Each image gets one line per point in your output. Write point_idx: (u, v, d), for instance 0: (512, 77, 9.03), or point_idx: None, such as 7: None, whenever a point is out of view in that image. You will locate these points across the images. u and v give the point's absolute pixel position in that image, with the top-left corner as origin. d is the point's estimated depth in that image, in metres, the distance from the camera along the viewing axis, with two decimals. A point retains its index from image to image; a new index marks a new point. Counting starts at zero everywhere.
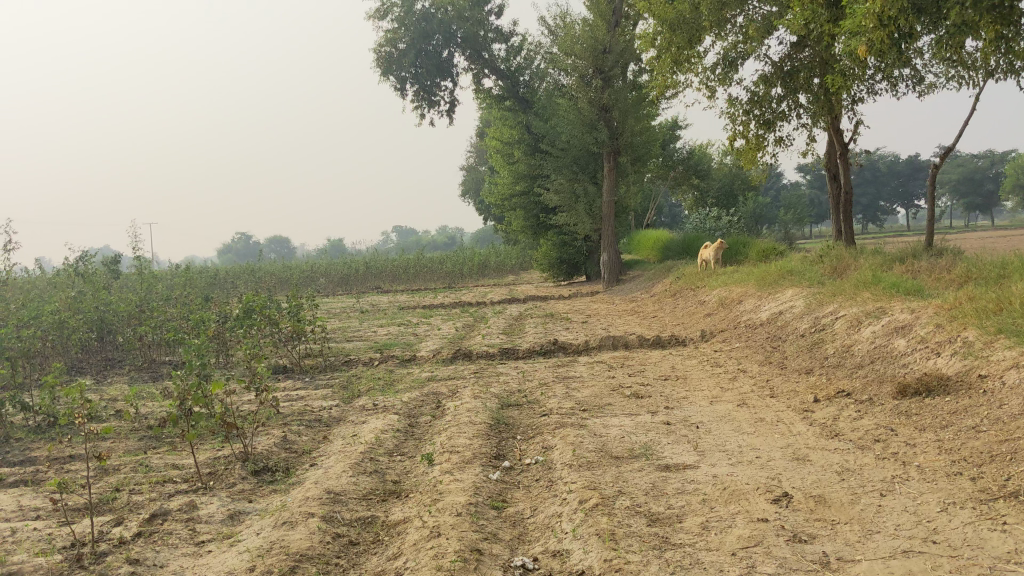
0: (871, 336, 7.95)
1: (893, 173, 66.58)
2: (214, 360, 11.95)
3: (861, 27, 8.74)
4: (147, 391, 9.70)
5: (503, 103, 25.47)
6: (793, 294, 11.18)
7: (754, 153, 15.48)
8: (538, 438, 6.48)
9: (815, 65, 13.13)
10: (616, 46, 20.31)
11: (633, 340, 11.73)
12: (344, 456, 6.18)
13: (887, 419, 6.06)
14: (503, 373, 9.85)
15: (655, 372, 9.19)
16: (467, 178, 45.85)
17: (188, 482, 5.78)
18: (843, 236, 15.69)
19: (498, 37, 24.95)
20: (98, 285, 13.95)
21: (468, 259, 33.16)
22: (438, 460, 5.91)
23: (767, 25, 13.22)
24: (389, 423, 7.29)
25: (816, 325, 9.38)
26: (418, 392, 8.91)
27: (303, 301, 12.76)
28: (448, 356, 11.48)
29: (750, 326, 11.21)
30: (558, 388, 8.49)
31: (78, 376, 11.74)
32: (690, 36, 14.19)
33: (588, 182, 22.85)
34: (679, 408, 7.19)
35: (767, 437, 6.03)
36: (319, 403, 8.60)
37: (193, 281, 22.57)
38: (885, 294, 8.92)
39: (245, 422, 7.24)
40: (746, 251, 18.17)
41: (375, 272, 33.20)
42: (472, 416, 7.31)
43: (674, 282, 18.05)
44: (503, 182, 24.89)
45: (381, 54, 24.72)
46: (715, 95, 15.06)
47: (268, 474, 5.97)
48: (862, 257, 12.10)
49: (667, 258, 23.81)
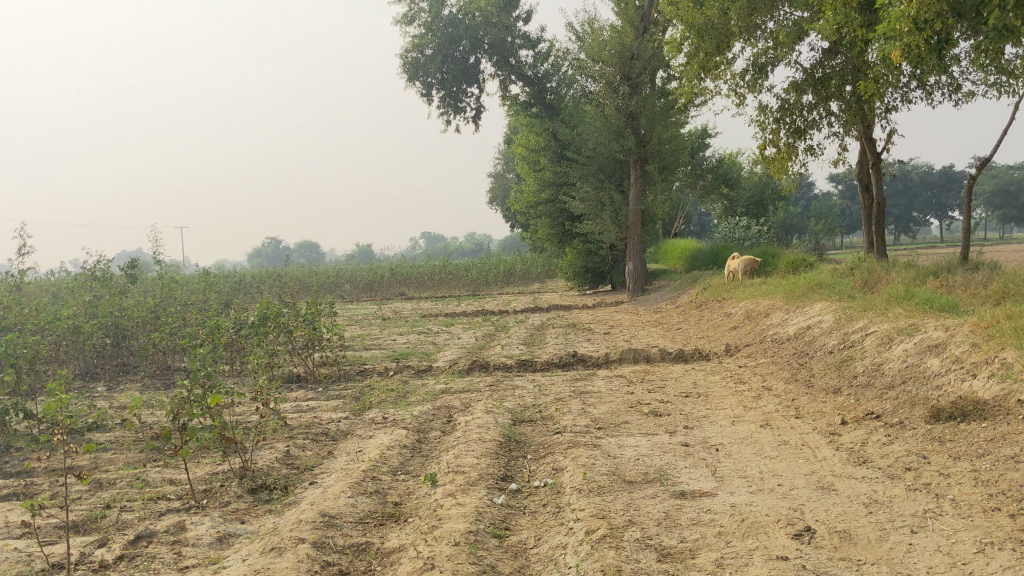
0: (903, 354, 7.58)
1: (926, 184, 65.58)
2: (228, 367, 11.72)
3: (895, 32, 8.40)
4: (155, 400, 9.50)
5: (530, 110, 25.22)
6: (822, 308, 10.78)
7: (784, 162, 15.11)
8: (549, 458, 6.20)
9: (848, 72, 12.82)
10: (644, 52, 20.04)
11: (655, 354, 11.40)
12: (345, 475, 5.91)
13: (919, 446, 5.71)
14: (519, 386, 9.55)
15: (676, 389, 8.86)
16: (494, 185, 45.67)
17: (182, 500, 5.53)
18: (874, 248, 15.25)
19: (525, 43, 24.65)
20: (114, 289, 13.78)
21: (494, 267, 33.00)
22: (441, 481, 5.63)
23: (798, 31, 12.90)
24: (397, 438, 7.03)
25: (844, 342, 9.01)
26: (430, 405, 8.65)
27: (322, 309, 12.54)
28: (465, 367, 11.20)
29: (776, 341, 10.85)
30: (573, 404, 8.19)
31: (90, 382, 11.57)
32: (718, 42, 13.87)
33: (613, 190, 22.45)
34: (699, 429, 6.87)
35: (790, 462, 5.70)
36: (328, 415, 8.35)
37: (215, 287, 22.52)
38: (919, 310, 8.53)
39: (247, 436, 6.99)
40: (775, 262, 17.75)
41: (400, 278, 32.79)
42: (482, 433, 7.03)
43: (700, 293, 17.67)
44: (529, 189, 24.65)
45: (408, 60, 24.63)
46: (744, 103, 14.73)
47: (265, 492, 5.71)
48: (894, 270, 11.69)
49: (694, 268, 23.40)
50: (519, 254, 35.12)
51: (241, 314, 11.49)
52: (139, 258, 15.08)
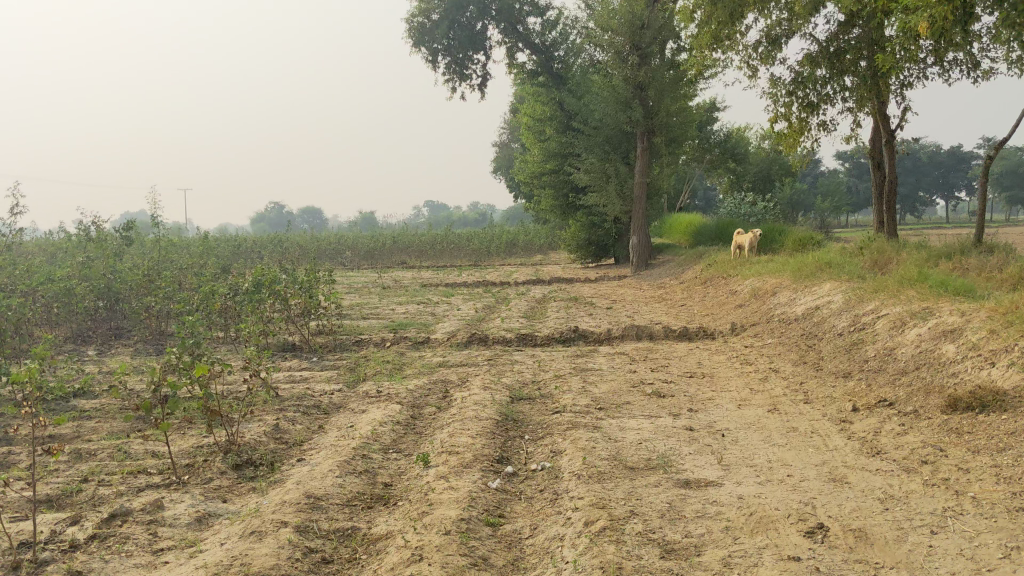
0: (916, 338, 7.30)
1: (934, 164, 65.06)
2: (221, 334, 11.44)
3: (923, 2, 8.00)
4: (144, 366, 9.23)
5: (536, 79, 24.82)
6: (831, 288, 10.49)
7: (795, 138, 14.76)
8: (547, 439, 5.94)
9: (865, 45, 12.43)
10: (655, 22, 19.59)
11: (658, 331, 11.13)
12: (335, 452, 5.66)
13: (935, 437, 5.46)
14: (518, 361, 9.30)
15: (680, 368, 8.59)
16: (499, 155, 45.33)
17: (163, 475, 5.29)
18: (885, 228, 14.91)
19: (533, 10, 24.19)
20: (108, 251, 13.48)
21: (496, 237, 32.64)
22: (434, 462, 5.37)
23: (815, 2, 12.51)
24: (390, 414, 6.78)
25: (855, 324, 8.73)
26: (425, 378, 8.41)
27: (319, 277, 12.25)
28: (463, 340, 10.94)
29: (783, 321, 10.58)
30: (574, 382, 7.92)
31: (81, 346, 11.32)
32: (731, 12, 13.48)
33: (619, 162, 22.07)
34: (704, 412, 6.61)
35: (800, 450, 5.45)
36: (321, 387, 8.09)
37: (214, 251, 22.32)
38: (932, 293, 8.25)
39: (236, 408, 6.73)
40: (782, 239, 17.45)
41: (402, 246, 32.48)
42: (479, 410, 6.77)
43: (705, 269, 17.36)
44: (534, 160, 24.26)
45: (413, 25, 24.19)
46: (757, 75, 14.36)
47: (251, 468, 5.46)
48: (905, 251, 11.40)
49: (699, 243, 23.07)
50: (521, 225, 34.99)
51: (235, 280, 11.22)
52: (134, 220, 14.73)
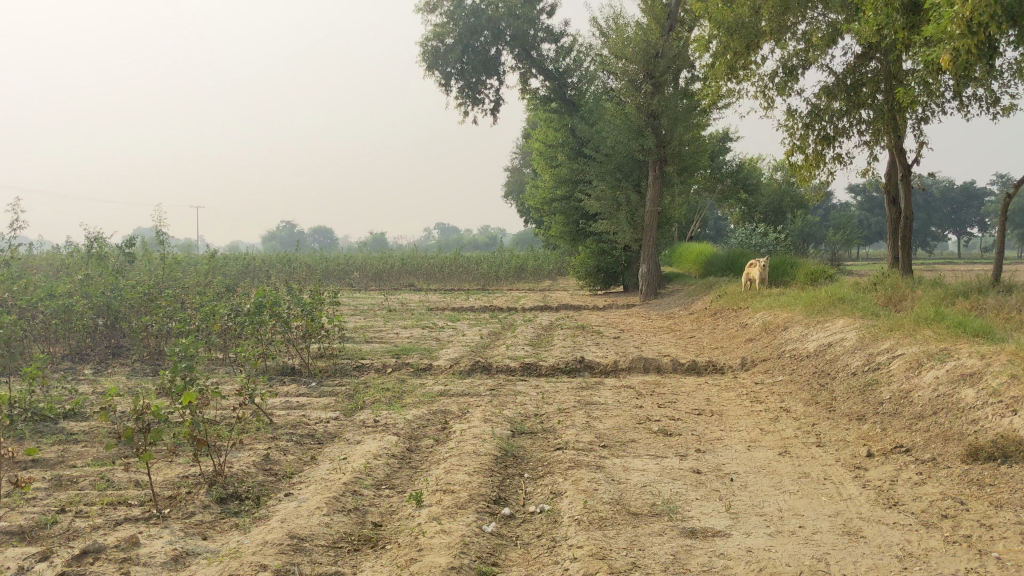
0: (934, 381, 7.02)
1: (947, 201, 64.89)
2: (220, 356, 11.18)
3: (946, 34, 7.76)
4: (138, 388, 8.98)
5: (549, 105, 24.71)
6: (845, 325, 10.23)
7: (811, 170, 14.53)
8: (548, 479, 5.69)
9: (883, 78, 12.22)
10: (669, 51, 19.45)
11: (666, 364, 10.87)
12: (325, 487, 5.41)
13: (955, 489, 5.18)
14: (522, 392, 9.05)
15: (688, 405, 8.31)
16: (511, 180, 45.22)
17: (144, 507, 5.05)
18: (900, 263, 14.62)
19: (548, 36, 24.11)
20: (109, 267, 13.29)
21: (506, 262, 32.41)
22: (428, 500, 5.13)
23: (833, 33, 12.32)
24: (385, 447, 6.53)
25: (869, 363, 8.45)
26: (425, 408, 8.14)
27: (322, 299, 12.00)
28: (466, 368, 10.68)
29: (795, 357, 10.32)
30: (578, 417, 7.66)
31: (77, 365, 11.07)
32: (748, 42, 13.32)
33: (630, 190, 21.86)
34: (712, 454, 6.34)
35: (812, 499, 5.19)
36: (317, 415, 7.85)
37: (220, 269, 22.14)
38: (950, 333, 7.97)
39: (225, 437, 6.49)
40: (794, 271, 17.18)
41: (410, 268, 32.27)
42: (477, 445, 6.51)
43: (715, 300, 17.10)
44: (545, 185, 24.08)
45: (427, 49, 24.15)
46: (772, 106, 14.17)
47: (236, 502, 5.22)
48: (921, 288, 11.16)
49: (709, 274, 22.80)
50: (531, 249, 34.71)
51: (237, 301, 10.97)
52: (137, 237, 14.54)
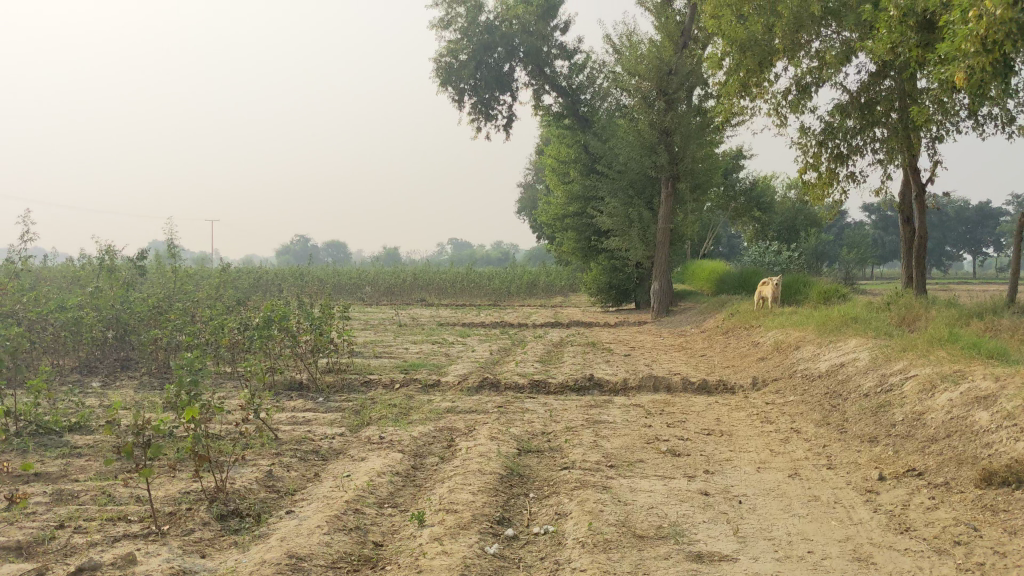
0: (947, 403, 6.90)
1: (962, 220, 64.55)
2: (229, 370, 11.13)
3: (960, 52, 7.69)
4: (145, 402, 8.94)
5: (562, 121, 24.70)
6: (857, 345, 10.11)
7: (824, 189, 14.44)
8: (553, 499, 5.60)
9: (897, 96, 12.14)
10: (682, 68, 19.41)
11: (676, 383, 10.76)
12: (326, 505, 5.34)
13: (968, 515, 5.07)
14: (530, 410, 8.96)
15: (697, 425, 8.21)
16: (524, 196, 45.24)
17: (143, 524, 4.99)
18: (914, 283, 14.48)
19: (561, 53, 24.12)
20: (119, 280, 13.28)
21: (517, 277, 32.36)
22: (431, 520, 5.05)
23: (846, 51, 12.26)
24: (389, 464, 6.46)
25: (882, 384, 8.33)
26: (431, 425, 8.07)
27: (331, 314, 11.94)
28: (475, 385, 10.60)
29: (807, 377, 10.21)
30: (585, 436, 7.57)
31: (85, 378, 11.04)
32: (761, 59, 13.27)
33: (642, 207, 21.79)
34: (721, 475, 6.24)
35: (822, 523, 5.09)
36: (322, 431, 7.78)
37: (232, 283, 22.15)
38: (963, 355, 7.86)
39: (228, 453, 6.43)
40: (807, 290, 17.05)
41: (422, 283, 32.23)
42: (483, 463, 6.43)
43: (727, 318, 16.99)
44: (557, 202, 24.03)
45: (441, 65, 24.21)
46: (786, 124, 14.09)
47: (236, 519, 5.16)
48: (935, 308, 11.04)
49: (722, 292, 22.67)
50: (543, 265, 34.63)
51: (246, 315, 10.92)
52: (149, 250, 14.53)
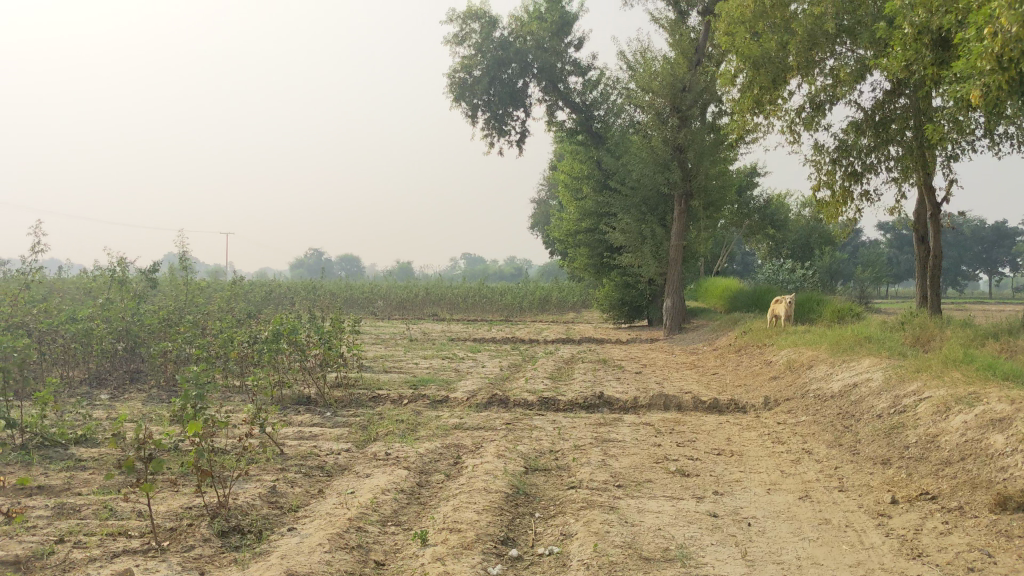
0: (961, 426, 6.78)
1: (977, 240, 64.15)
2: (237, 384, 11.08)
3: (975, 70, 7.60)
4: (153, 415, 8.90)
5: (575, 137, 24.68)
6: (871, 365, 10.00)
7: (838, 207, 14.33)
8: (559, 519, 5.52)
9: (911, 114, 12.06)
10: (696, 85, 19.38)
11: (687, 402, 10.66)
12: (329, 523, 5.28)
13: (982, 541, 4.97)
14: (538, 427, 8.89)
15: (707, 444, 8.12)
16: (537, 212, 45.23)
17: (143, 539, 4.94)
18: (928, 303, 14.35)
19: (575, 69, 24.12)
20: (130, 292, 13.27)
21: (530, 293, 32.27)
22: (433, 539, 4.98)
23: (861, 69, 12.19)
24: (395, 481, 6.39)
25: (895, 406, 8.21)
26: (439, 442, 8.00)
27: (342, 328, 11.89)
28: (483, 402, 10.51)
29: (819, 397, 10.09)
30: (594, 454, 7.48)
31: (94, 390, 11.02)
32: (775, 77, 13.20)
33: (655, 224, 21.71)
34: (730, 496, 6.15)
35: (832, 548, 4.98)
36: (329, 446, 7.72)
37: (244, 296, 22.17)
38: (978, 376, 7.73)
39: (232, 467, 6.38)
40: (820, 308, 16.93)
41: (434, 298, 32.21)
42: (489, 482, 6.36)
43: (740, 336, 16.87)
44: (570, 218, 23.99)
45: (455, 80, 24.27)
46: (799, 142, 14.01)
47: (237, 536, 5.10)
48: (950, 328, 10.93)
49: (735, 309, 22.55)
50: (555, 280, 34.53)
51: (255, 328, 10.88)
52: (160, 262, 14.53)
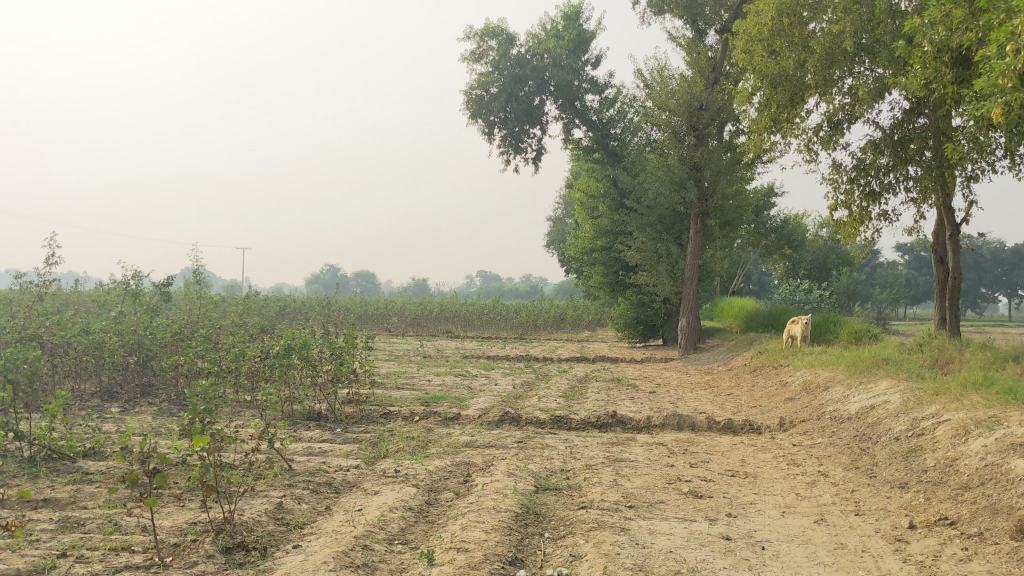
0: (981, 450, 6.64)
1: (997, 261, 63.63)
2: (248, 398, 11.03)
3: (996, 87, 7.48)
4: (163, 429, 8.85)
5: (591, 155, 24.64)
6: (888, 387, 9.85)
7: (856, 227, 14.20)
8: (569, 540, 5.42)
9: (930, 134, 11.95)
10: (713, 103, 19.33)
11: (701, 422, 10.53)
12: (335, 540, 5.20)
13: (1003, 568, 4.83)
14: (550, 446, 8.79)
15: (721, 465, 8.00)
16: (553, 230, 45.18)
17: (146, 554, 4.88)
18: (947, 324, 14.18)
19: (592, 87, 24.12)
20: (144, 305, 13.26)
21: (545, 311, 32.16)
22: (440, 559, 4.89)
23: (880, 88, 12.10)
24: (403, 499, 6.31)
25: (913, 429, 8.07)
26: (448, 459, 7.91)
27: (354, 343, 11.83)
28: (495, 419, 10.41)
29: (836, 419, 9.95)
30: (605, 474, 7.38)
31: (106, 403, 10.99)
32: (792, 95, 13.12)
33: (670, 243, 21.59)
34: (744, 519, 6.03)
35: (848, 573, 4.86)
36: (337, 462, 7.66)
37: (258, 310, 22.17)
38: (999, 400, 7.59)
39: (238, 483, 6.31)
40: (837, 329, 16.77)
41: (448, 315, 32.14)
42: (498, 501, 6.27)
43: (755, 357, 16.73)
44: (585, 236, 23.93)
45: (471, 97, 24.31)
46: (817, 160, 13.90)
47: (241, 553, 5.02)
48: (970, 350, 10.77)
49: (751, 329, 22.38)
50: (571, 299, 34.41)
51: (267, 342, 10.83)
52: (174, 276, 14.52)
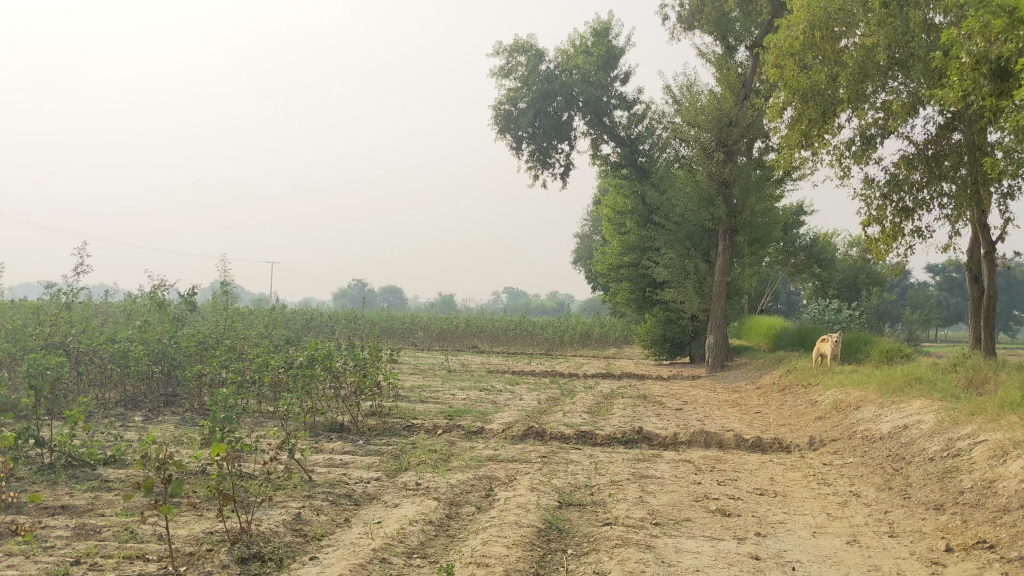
0: (1019, 472, 6.40)
1: None
2: (271, 409, 10.95)
3: None
4: (184, 438, 8.80)
5: (619, 171, 24.51)
6: (922, 406, 9.61)
7: (888, 244, 13.97)
8: (592, 556, 5.28)
9: (965, 149, 11.73)
10: (743, 119, 19.17)
11: (728, 440, 10.33)
12: (352, 552, 5.09)
13: None
14: (574, 461, 8.63)
15: (750, 484, 7.81)
16: (580, 246, 45.06)
17: (161, 562, 4.78)
18: (982, 344, 13.86)
19: (621, 103, 24.03)
20: (170, 316, 13.27)
21: (571, 327, 31.97)
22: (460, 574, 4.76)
23: (913, 102, 11.90)
24: (424, 512, 6.18)
25: (948, 449, 7.84)
26: (471, 473, 7.78)
27: (378, 355, 11.74)
28: (519, 434, 10.27)
29: (867, 439, 9.71)
30: (631, 491, 7.21)
31: (129, 412, 10.96)
32: (825, 109, 12.94)
33: (698, 260, 21.40)
34: (773, 539, 5.85)
35: None
36: (358, 474, 7.55)
37: (284, 322, 22.21)
38: None
39: (255, 493, 6.21)
40: (868, 348, 16.48)
41: (474, 330, 32.04)
42: (520, 515, 6.13)
43: (783, 375, 16.48)
44: (612, 252, 23.79)
45: (500, 112, 24.32)
46: (848, 176, 13.71)
47: (256, 563, 4.92)
48: (1005, 370, 10.51)
49: (779, 348, 22.08)
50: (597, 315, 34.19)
51: (291, 353, 10.75)
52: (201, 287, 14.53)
